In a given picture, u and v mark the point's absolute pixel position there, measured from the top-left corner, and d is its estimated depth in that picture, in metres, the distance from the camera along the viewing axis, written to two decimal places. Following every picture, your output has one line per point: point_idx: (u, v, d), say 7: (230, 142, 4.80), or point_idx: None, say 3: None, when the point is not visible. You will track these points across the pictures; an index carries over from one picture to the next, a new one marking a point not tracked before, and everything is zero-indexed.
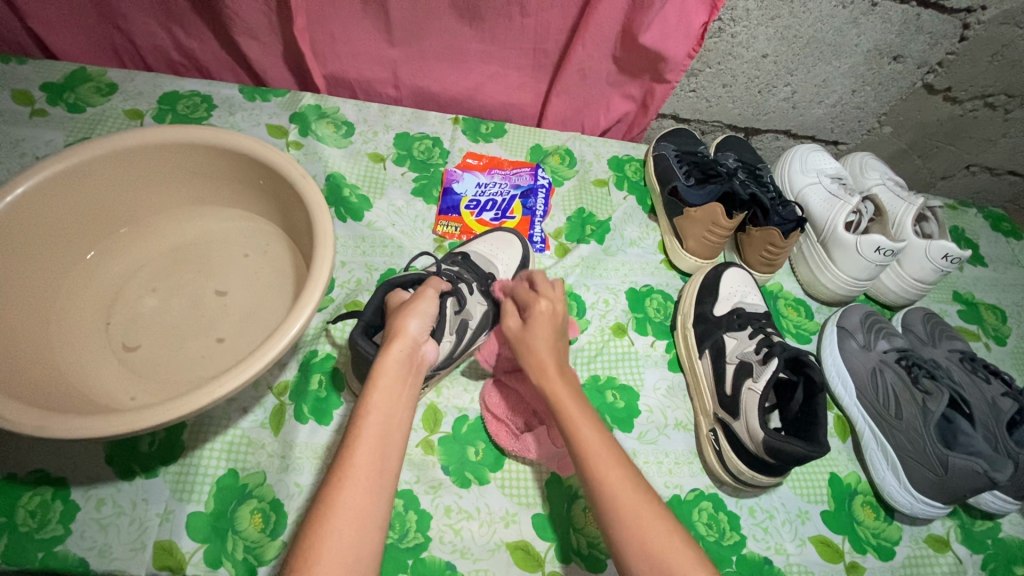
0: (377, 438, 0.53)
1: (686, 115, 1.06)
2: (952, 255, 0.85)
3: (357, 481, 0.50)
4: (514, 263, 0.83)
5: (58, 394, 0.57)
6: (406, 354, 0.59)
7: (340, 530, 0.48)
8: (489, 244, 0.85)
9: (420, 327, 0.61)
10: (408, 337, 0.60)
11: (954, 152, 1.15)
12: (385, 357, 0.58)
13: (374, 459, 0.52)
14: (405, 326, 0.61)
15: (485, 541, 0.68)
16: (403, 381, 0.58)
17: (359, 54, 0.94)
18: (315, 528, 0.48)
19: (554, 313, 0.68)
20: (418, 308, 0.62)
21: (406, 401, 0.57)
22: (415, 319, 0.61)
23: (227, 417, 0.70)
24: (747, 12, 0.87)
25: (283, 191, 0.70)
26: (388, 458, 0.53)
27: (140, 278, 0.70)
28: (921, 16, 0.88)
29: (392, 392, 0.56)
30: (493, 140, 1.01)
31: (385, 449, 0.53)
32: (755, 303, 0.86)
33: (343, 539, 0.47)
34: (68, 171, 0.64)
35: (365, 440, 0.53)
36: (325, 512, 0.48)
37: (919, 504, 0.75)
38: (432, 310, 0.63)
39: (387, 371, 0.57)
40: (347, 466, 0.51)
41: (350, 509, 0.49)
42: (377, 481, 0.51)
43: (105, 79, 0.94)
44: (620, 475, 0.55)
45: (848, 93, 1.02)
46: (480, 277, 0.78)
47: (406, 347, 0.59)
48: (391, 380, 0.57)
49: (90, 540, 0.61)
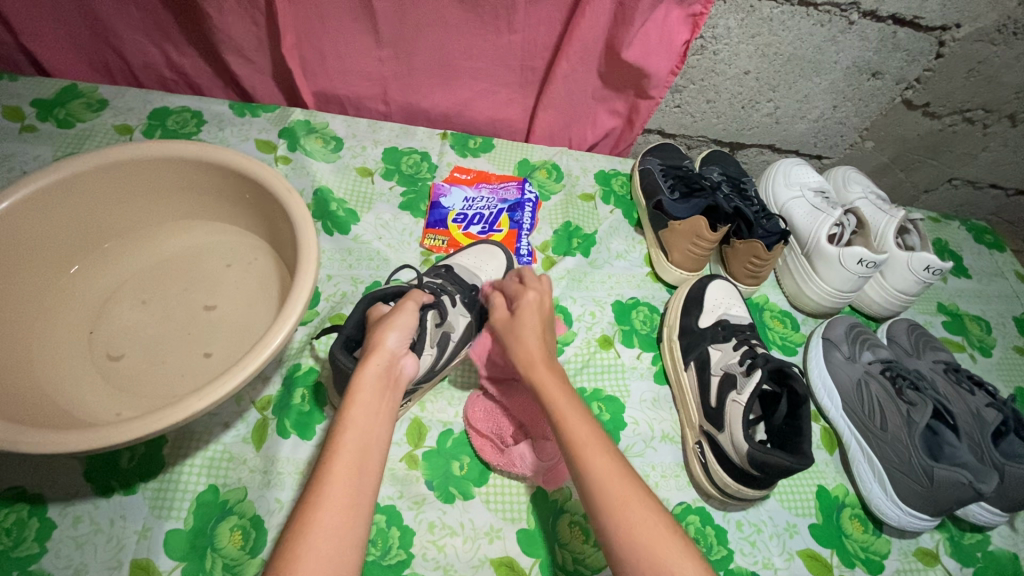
0: (355, 455, 0.53)
1: (672, 130, 1.08)
2: (934, 267, 0.86)
3: (335, 499, 0.50)
4: (498, 274, 0.84)
5: (36, 407, 0.57)
6: (383, 368, 0.59)
7: (318, 547, 0.47)
8: (473, 256, 0.85)
9: (398, 341, 0.61)
10: (385, 351, 0.60)
11: (935, 166, 1.17)
12: (362, 371, 0.58)
13: (354, 475, 0.51)
14: (383, 340, 0.61)
15: (470, 557, 0.67)
16: (381, 395, 0.58)
17: (348, 70, 0.95)
18: (293, 547, 0.47)
19: (542, 304, 0.68)
20: (397, 322, 0.62)
21: (386, 415, 0.57)
22: (395, 332, 0.61)
23: (209, 432, 0.69)
24: (728, 30, 0.89)
25: (269, 205, 0.70)
26: (367, 473, 0.52)
27: (123, 292, 0.69)
28: (898, 34, 0.91)
29: (371, 406, 0.56)
30: (480, 155, 1.03)
31: (363, 465, 0.53)
32: (740, 315, 0.86)
33: (321, 557, 0.46)
34: (52, 186, 0.64)
35: (343, 456, 0.52)
36: (302, 530, 0.47)
37: (907, 517, 0.75)
38: (412, 323, 0.64)
39: (365, 386, 0.57)
40: (325, 483, 0.50)
41: (328, 528, 0.48)
42: (356, 497, 0.50)
43: (96, 95, 0.95)
44: (599, 458, 0.54)
45: (830, 108, 1.03)
46: (463, 290, 0.78)
47: (383, 361, 0.59)
48: (369, 396, 0.57)
49: (66, 559, 0.60)
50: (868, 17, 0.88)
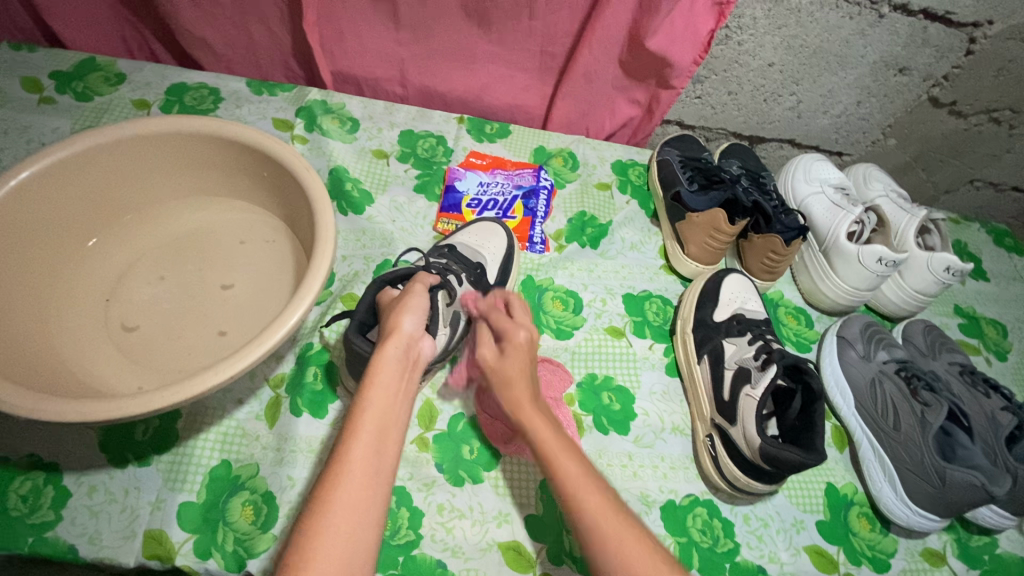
0: (372, 438, 0.52)
1: (691, 121, 1.07)
2: (954, 268, 0.85)
3: (352, 480, 0.49)
4: (500, 251, 0.84)
5: (55, 378, 0.57)
6: (401, 352, 0.59)
7: (334, 526, 0.46)
8: (473, 234, 0.85)
9: (414, 324, 0.61)
10: (403, 334, 0.60)
11: (958, 167, 1.15)
12: (381, 354, 0.58)
13: (371, 457, 0.51)
14: (400, 324, 0.60)
15: (477, 540, 0.67)
16: (401, 379, 0.57)
17: (367, 51, 0.94)
18: (312, 524, 0.46)
19: (532, 344, 0.63)
20: (411, 305, 0.62)
21: (405, 399, 0.57)
22: (409, 315, 0.61)
23: (223, 408, 0.70)
24: (754, 20, 0.87)
25: (287, 184, 0.70)
26: (384, 460, 0.52)
27: (140, 267, 0.70)
28: (928, 29, 0.89)
29: (390, 389, 0.56)
30: (497, 140, 1.02)
31: (381, 447, 0.52)
32: (755, 310, 0.86)
33: (337, 534, 0.46)
34: (73, 157, 0.64)
35: (361, 440, 0.51)
36: (319, 507, 0.47)
37: (916, 517, 0.74)
38: (423, 305, 0.64)
39: (385, 369, 0.57)
40: (343, 463, 0.50)
41: (346, 506, 0.48)
42: (373, 477, 0.50)
43: (114, 69, 0.95)
44: (592, 495, 0.52)
45: (853, 103, 1.02)
46: (468, 268, 0.78)
47: (402, 345, 0.59)
48: (389, 378, 0.56)
49: (80, 527, 0.61)
50: (898, 11, 0.86)
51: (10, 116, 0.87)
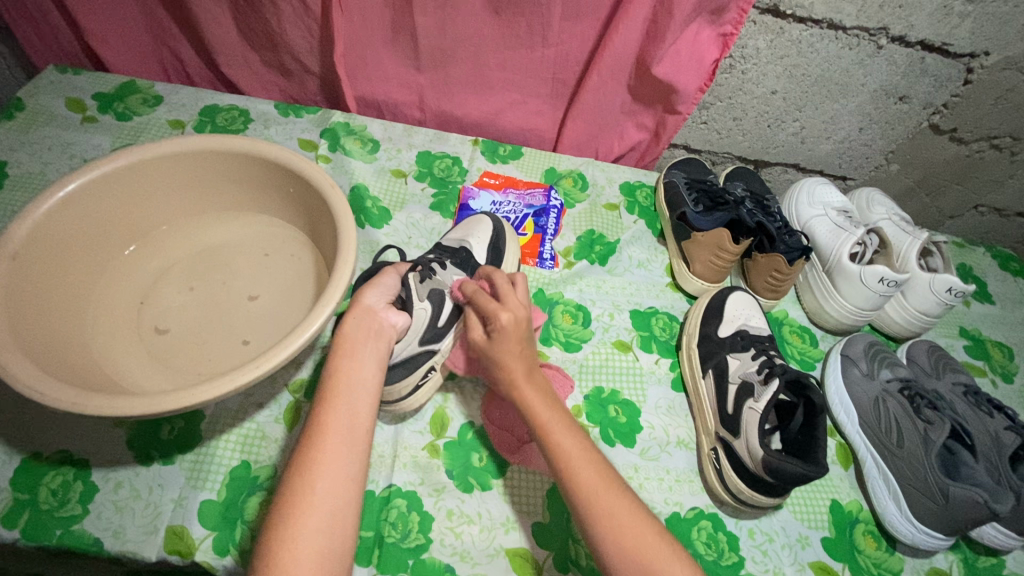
0: (344, 399, 0.57)
1: (697, 145, 1.11)
2: (956, 289, 0.87)
3: (332, 438, 0.54)
4: (487, 236, 0.86)
5: (91, 376, 0.61)
6: (362, 320, 0.64)
7: (318, 494, 0.50)
8: (458, 228, 0.88)
9: (376, 297, 0.66)
10: (365, 305, 0.65)
11: (962, 191, 1.17)
12: (344, 325, 0.63)
13: (344, 418, 0.56)
14: (363, 299, 0.66)
15: (485, 545, 0.69)
16: (365, 346, 0.62)
17: (388, 77, 1.00)
18: (296, 480, 0.51)
19: (518, 322, 0.63)
20: (371, 283, 0.68)
21: (371, 361, 0.61)
22: (372, 290, 0.67)
23: (244, 410, 0.73)
24: (757, 50, 0.91)
25: (311, 199, 0.74)
26: (358, 418, 0.56)
27: (172, 276, 0.74)
28: (926, 60, 0.92)
29: (355, 354, 0.61)
30: (509, 162, 1.06)
31: (353, 408, 0.57)
32: (759, 326, 0.88)
33: (325, 496, 0.51)
34: (116, 172, 0.69)
35: (334, 401, 0.57)
36: (304, 467, 0.52)
37: (921, 535, 0.75)
38: (387, 283, 0.69)
39: (350, 337, 0.62)
40: (321, 425, 0.55)
41: (327, 464, 0.52)
42: (349, 435, 0.55)
43: (152, 92, 1.01)
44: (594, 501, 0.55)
45: (855, 130, 1.05)
46: (451, 253, 0.82)
47: (361, 314, 0.64)
48: (353, 346, 0.61)
49: (106, 521, 0.63)
50: (896, 43, 0.90)
51: (54, 133, 0.93)
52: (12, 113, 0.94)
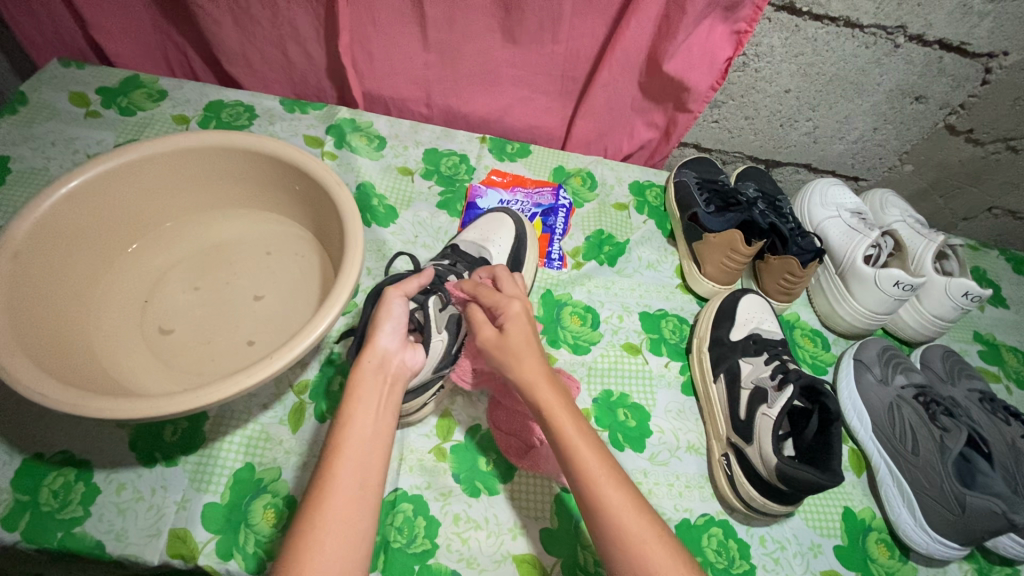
0: (357, 454, 0.53)
1: (708, 144, 1.09)
2: (972, 293, 0.84)
3: (341, 495, 0.51)
4: (508, 243, 0.86)
5: (94, 377, 0.60)
6: (377, 365, 0.60)
7: (325, 546, 0.48)
8: (479, 230, 0.87)
9: (391, 338, 0.62)
10: (379, 348, 0.61)
11: (976, 194, 1.15)
12: (360, 368, 0.59)
13: (355, 472, 0.52)
14: (376, 338, 0.62)
15: (493, 551, 0.68)
16: (381, 394, 0.58)
17: (395, 73, 0.98)
18: (302, 539, 0.48)
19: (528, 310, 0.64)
20: (385, 318, 0.63)
21: (386, 413, 0.58)
22: (386, 330, 0.62)
23: (249, 411, 0.72)
24: (771, 48, 0.90)
25: (318, 198, 0.73)
26: (371, 474, 0.53)
27: (176, 274, 0.73)
28: (944, 59, 0.90)
29: (370, 404, 0.57)
30: (517, 160, 1.04)
31: (367, 461, 0.53)
32: (772, 330, 0.86)
33: (331, 561, 0.47)
34: (120, 167, 0.68)
35: (346, 455, 0.53)
36: (310, 523, 0.49)
37: (936, 544, 0.73)
38: (398, 316, 0.64)
39: (365, 384, 0.58)
40: (330, 478, 0.51)
41: (336, 523, 0.49)
42: (361, 492, 0.51)
43: (156, 86, 1.00)
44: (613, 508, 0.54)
45: (869, 130, 1.03)
46: (470, 262, 0.82)
47: (376, 359, 0.60)
48: (369, 394, 0.58)
49: (107, 524, 0.62)
50: (914, 41, 0.88)
51: (57, 128, 0.92)
52: (16, 107, 0.93)
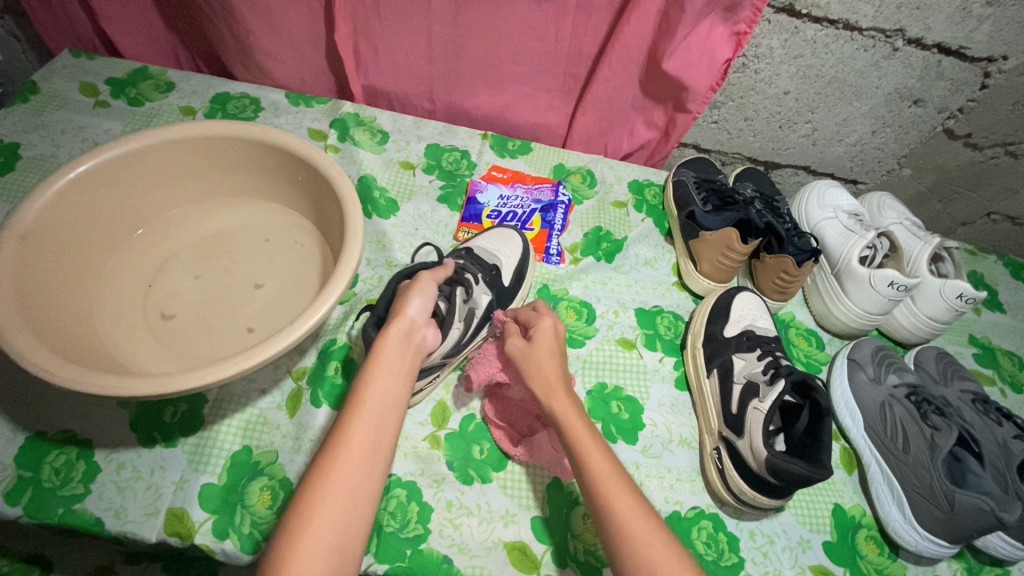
0: (374, 413, 0.55)
1: (707, 145, 1.10)
2: (967, 296, 0.85)
3: (353, 451, 0.52)
4: (516, 257, 0.86)
5: (94, 356, 0.61)
6: (404, 334, 0.61)
7: (331, 497, 0.49)
8: (490, 240, 0.88)
9: (420, 308, 0.64)
10: (407, 317, 0.63)
11: (974, 199, 1.16)
12: (387, 333, 0.60)
13: (372, 430, 0.54)
14: (406, 308, 0.63)
15: (484, 538, 0.68)
16: (403, 359, 0.60)
17: (399, 67, 0.99)
18: (310, 490, 0.50)
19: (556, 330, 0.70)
20: (417, 290, 0.65)
21: (406, 380, 0.59)
22: (416, 300, 0.64)
23: (247, 396, 0.73)
24: (771, 50, 0.91)
25: (320, 188, 0.74)
26: (384, 432, 0.55)
27: (178, 261, 0.74)
28: (942, 63, 0.91)
29: (392, 369, 0.58)
30: (518, 156, 1.06)
31: (382, 421, 0.55)
32: (766, 327, 0.87)
33: (336, 511, 0.49)
34: (127, 153, 0.70)
35: (363, 414, 0.54)
36: (319, 477, 0.50)
37: (925, 542, 0.74)
38: (429, 292, 0.66)
39: (389, 349, 0.59)
40: (345, 433, 0.53)
41: (345, 478, 0.51)
42: (373, 448, 0.53)
43: (165, 78, 1.01)
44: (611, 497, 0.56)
45: (868, 132, 1.04)
46: (484, 269, 0.81)
47: (404, 327, 0.62)
48: (391, 359, 0.59)
49: (107, 501, 0.64)
50: (913, 45, 0.88)
51: (67, 116, 0.94)
52: (27, 96, 0.95)
